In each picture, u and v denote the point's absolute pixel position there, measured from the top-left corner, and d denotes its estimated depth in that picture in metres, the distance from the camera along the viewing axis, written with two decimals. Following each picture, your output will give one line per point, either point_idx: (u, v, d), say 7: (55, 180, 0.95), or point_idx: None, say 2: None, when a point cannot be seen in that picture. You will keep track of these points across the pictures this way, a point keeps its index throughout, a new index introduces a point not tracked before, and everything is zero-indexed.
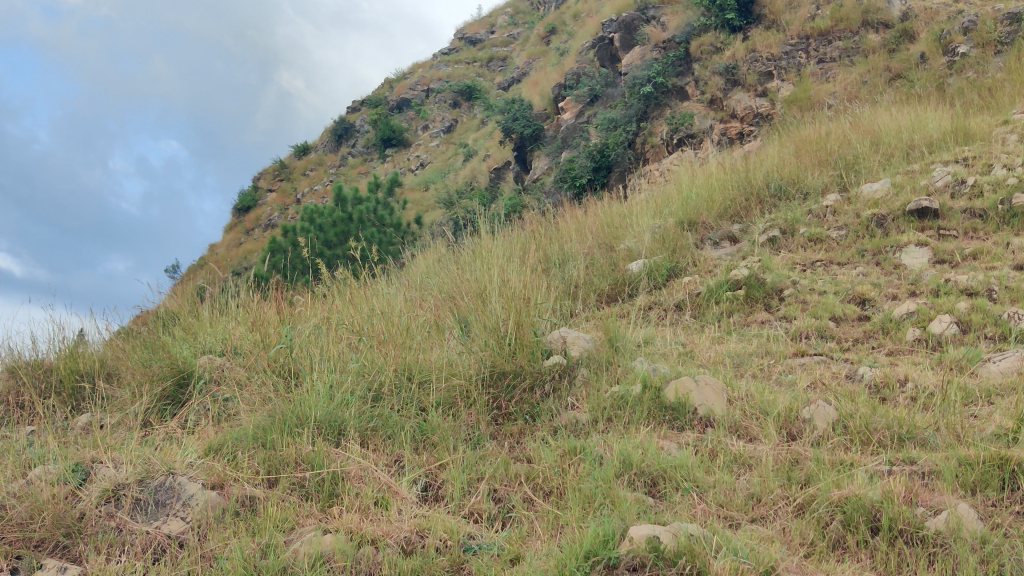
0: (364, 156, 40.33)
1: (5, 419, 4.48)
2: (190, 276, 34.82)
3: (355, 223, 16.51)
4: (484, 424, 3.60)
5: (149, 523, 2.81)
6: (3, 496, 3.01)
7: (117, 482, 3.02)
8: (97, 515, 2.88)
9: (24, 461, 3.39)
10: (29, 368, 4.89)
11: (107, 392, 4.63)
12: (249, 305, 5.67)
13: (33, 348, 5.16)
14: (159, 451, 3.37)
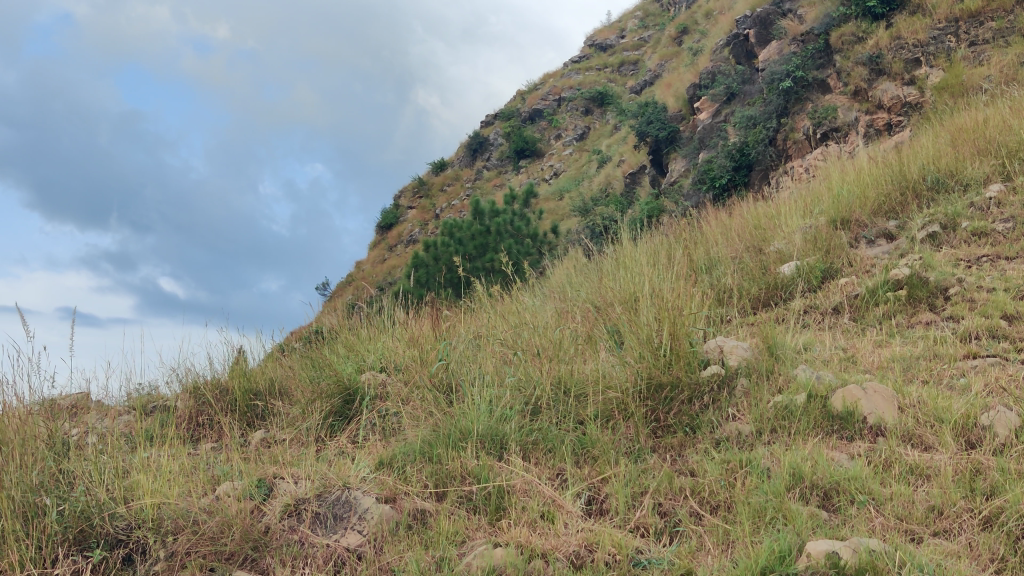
0: (500, 168, 40.80)
1: (190, 436, 4.77)
2: (337, 293, 36.10)
3: (494, 235, 16.70)
4: (643, 437, 3.57)
5: (329, 536, 2.95)
6: (196, 510, 3.21)
7: (297, 497, 3.20)
8: (281, 529, 3.05)
9: (211, 477, 3.61)
10: (208, 388, 5.20)
11: (279, 409, 4.86)
12: (403, 321, 5.83)
13: (211, 369, 5.49)
14: (333, 466, 3.52)
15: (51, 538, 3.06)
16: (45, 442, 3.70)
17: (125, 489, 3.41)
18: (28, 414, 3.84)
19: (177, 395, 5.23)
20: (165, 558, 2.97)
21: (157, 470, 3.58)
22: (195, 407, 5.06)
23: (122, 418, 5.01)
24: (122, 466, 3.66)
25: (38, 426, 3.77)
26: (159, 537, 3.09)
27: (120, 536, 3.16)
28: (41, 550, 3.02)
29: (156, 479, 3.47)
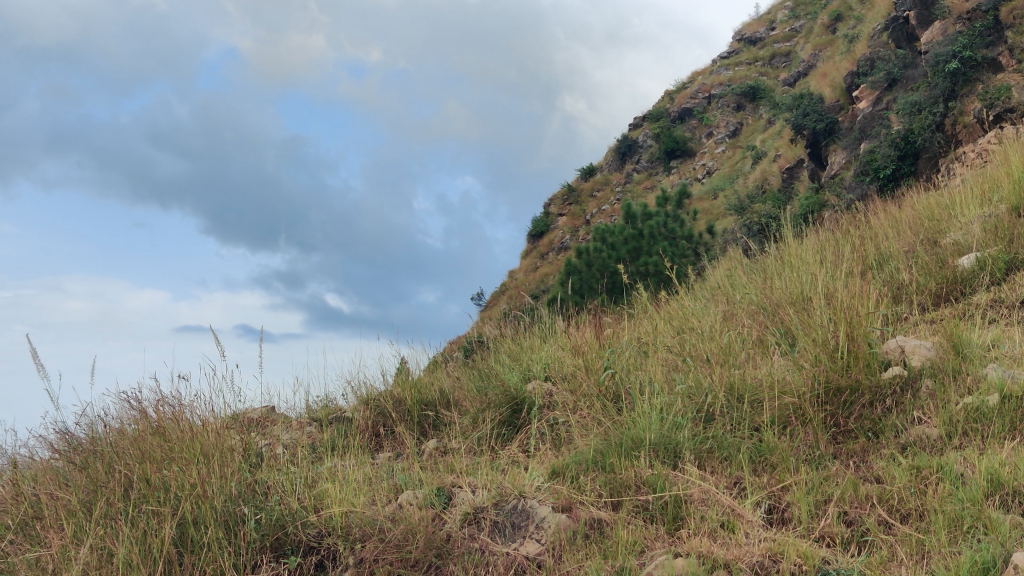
0: (650, 170, 40.41)
1: (369, 446, 4.97)
2: (493, 302, 36.75)
3: (647, 239, 16.40)
4: (823, 443, 3.46)
5: (509, 545, 3.01)
6: (380, 518, 3.35)
7: (475, 506, 3.28)
8: (462, 537, 3.14)
9: (391, 486, 3.75)
10: (383, 400, 5.40)
11: (450, 419, 4.99)
12: (566, 329, 5.87)
13: (385, 384, 5.71)
14: (508, 475, 3.58)
15: (251, 545, 3.26)
16: (240, 453, 3.94)
17: (314, 499, 3.60)
18: (224, 428, 4.11)
19: (355, 407, 5.47)
20: (354, 565, 3.10)
21: (342, 480, 3.75)
22: (370, 417, 5.27)
23: (306, 429, 5.28)
24: (310, 476, 3.85)
25: (233, 439, 4.02)
26: (348, 545, 3.24)
27: (312, 543, 3.34)
28: (242, 556, 3.22)
29: (342, 489, 3.65)
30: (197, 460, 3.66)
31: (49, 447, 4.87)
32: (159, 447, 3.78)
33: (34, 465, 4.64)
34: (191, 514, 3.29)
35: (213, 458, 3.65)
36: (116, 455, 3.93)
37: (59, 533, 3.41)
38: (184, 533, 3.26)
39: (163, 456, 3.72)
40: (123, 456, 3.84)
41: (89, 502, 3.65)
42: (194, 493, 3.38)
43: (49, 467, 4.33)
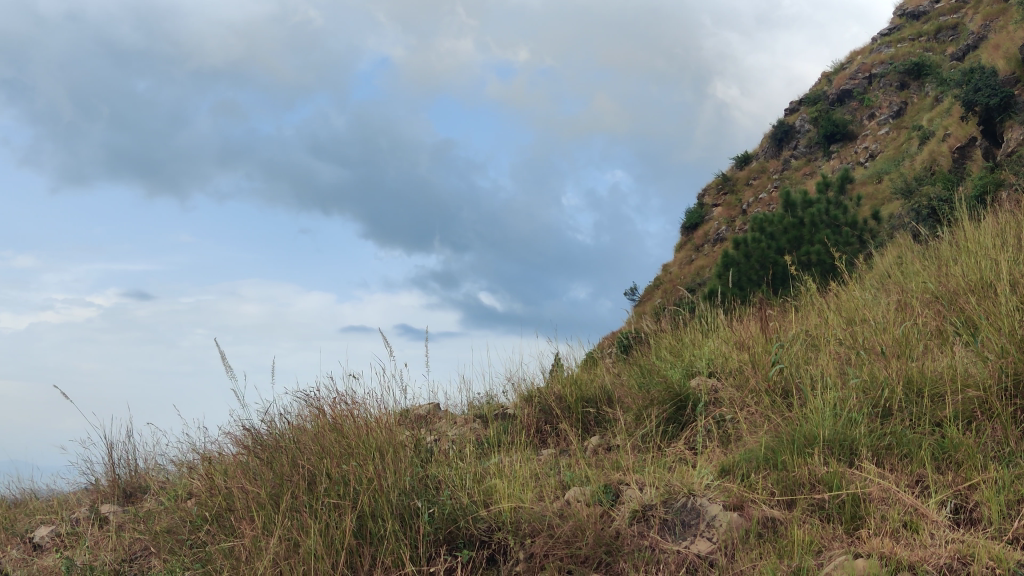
0: (808, 156, 39.03)
1: (533, 442, 5.04)
2: (647, 296, 36.45)
3: (808, 227, 16.00)
4: (1014, 439, 3.25)
5: (679, 543, 3.00)
6: (549, 514, 3.39)
7: (643, 503, 3.28)
8: (631, 534, 3.14)
9: (557, 483, 3.79)
10: (545, 398, 5.46)
11: (613, 415, 4.99)
12: (728, 323, 5.76)
13: (546, 383, 5.77)
14: (675, 472, 3.55)
15: (425, 538, 3.36)
16: (411, 449, 4.07)
17: (484, 494, 3.69)
18: (395, 424, 4.26)
19: (518, 405, 5.55)
20: (524, 560, 3.15)
21: (510, 476, 3.82)
22: (532, 414, 5.34)
23: (471, 425, 5.41)
24: (478, 472, 3.94)
25: (404, 435, 4.17)
26: (518, 540, 3.31)
27: (483, 537, 3.43)
28: (417, 549, 3.33)
29: (510, 485, 3.73)
30: (372, 455, 3.81)
31: (236, 444, 5.18)
32: (336, 443, 3.96)
33: (224, 460, 4.94)
34: (369, 507, 3.43)
35: (386, 454, 3.79)
36: (297, 451, 4.14)
37: (250, 524, 3.63)
38: (363, 525, 3.41)
39: (341, 451, 3.89)
40: (304, 452, 4.04)
41: (275, 495, 3.86)
42: (372, 487, 3.52)
43: (236, 462, 4.61)
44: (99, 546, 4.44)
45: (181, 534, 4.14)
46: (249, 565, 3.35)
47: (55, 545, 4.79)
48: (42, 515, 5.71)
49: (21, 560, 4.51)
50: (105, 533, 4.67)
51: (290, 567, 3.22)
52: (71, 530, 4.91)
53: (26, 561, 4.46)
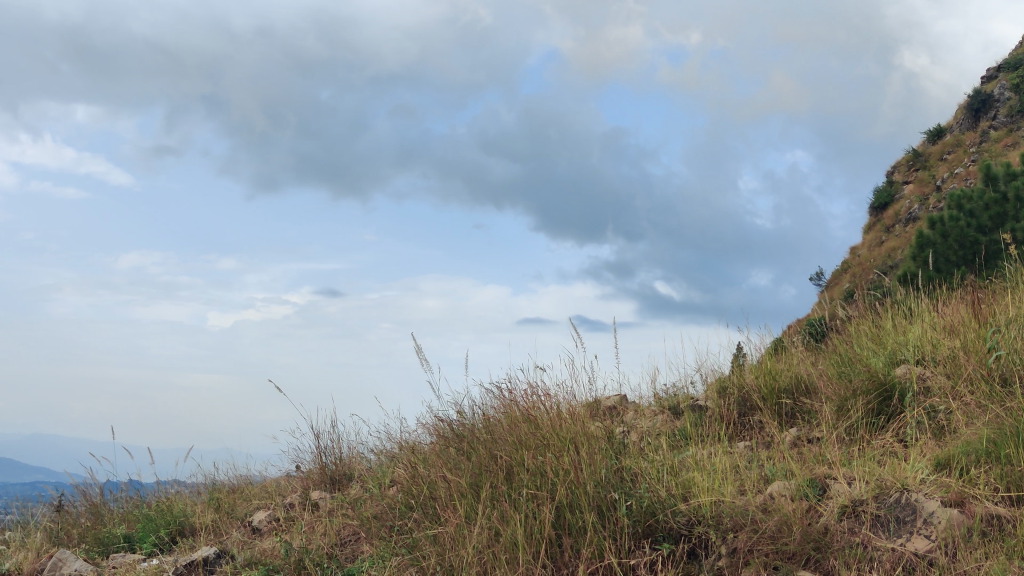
0: (1009, 125, 36.26)
1: (729, 433, 4.96)
2: (834, 282, 34.92)
3: (1013, 202, 14.89)
4: None
5: (893, 540, 2.95)
6: (753, 508, 3.42)
7: (852, 498, 3.22)
8: (841, 530, 3.10)
9: (759, 476, 3.80)
10: (739, 390, 5.36)
11: (814, 407, 4.83)
12: (934, 308, 5.46)
13: (738, 373, 5.65)
14: (886, 465, 3.47)
15: (623, 530, 3.38)
16: (604, 440, 4.08)
17: (682, 488, 3.70)
18: (588, 417, 4.28)
19: (710, 396, 5.46)
20: (727, 555, 3.09)
21: (708, 470, 3.82)
22: (727, 406, 5.24)
23: (662, 416, 5.37)
24: (676, 464, 3.94)
25: (596, 426, 4.18)
26: (720, 535, 3.32)
27: (682, 531, 3.43)
28: (617, 540, 3.35)
29: (708, 479, 3.73)
30: (567, 448, 3.86)
31: (434, 436, 5.34)
32: (532, 435, 4.03)
33: (424, 451, 5.11)
34: (566, 499, 3.47)
35: (581, 446, 3.82)
36: (494, 443, 4.23)
37: (452, 513, 3.75)
38: (560, 516, 3.45)
39: (536, 443, 3.95)
40: (500, 444, 4.12)
41: (476, 486, 3.96)
42: (569, 479, 3.55)
43: (436, 452, 4.76)
44: (312, 529, 4.69)
45: (389, 520, 4.32)
46: (454, 553, 3.46)
47: (272, 529, 5.10)
48: (258, 500, 6.09)
49: (242, 542, 4.82)
50: (316, 518, 4.93)
51: (494, 556, 3.32)
52: (285, 516, 5.22)
53: (247, 543, 4.77)
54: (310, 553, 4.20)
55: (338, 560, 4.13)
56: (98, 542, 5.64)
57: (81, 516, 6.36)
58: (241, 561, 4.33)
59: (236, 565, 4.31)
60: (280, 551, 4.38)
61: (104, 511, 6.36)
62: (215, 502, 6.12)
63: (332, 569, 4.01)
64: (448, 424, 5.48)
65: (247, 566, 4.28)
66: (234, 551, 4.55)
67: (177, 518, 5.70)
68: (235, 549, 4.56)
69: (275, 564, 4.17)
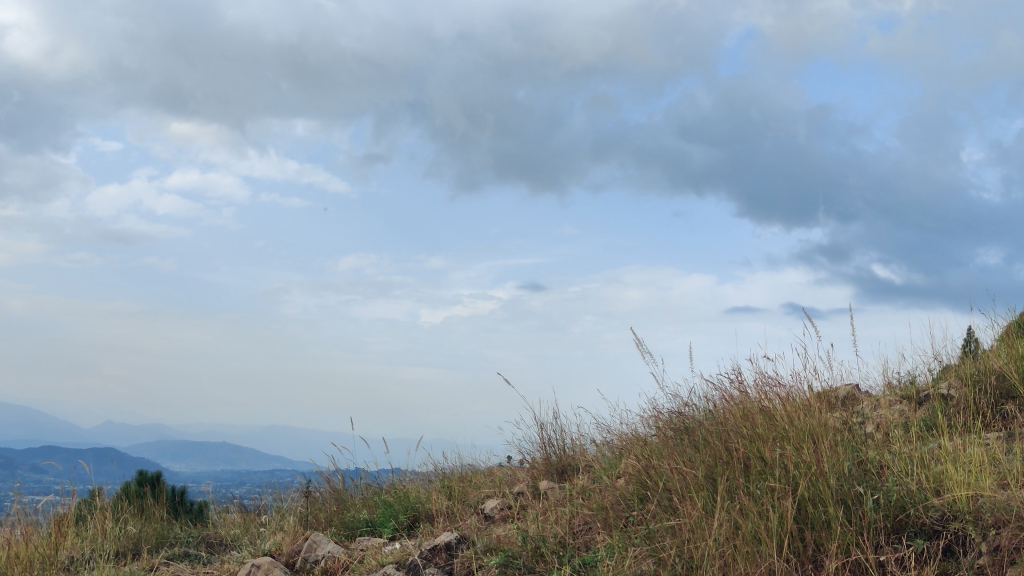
0: None
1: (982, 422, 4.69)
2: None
3: None
4: None
5: None
6: (1016, 505, 3.28)
7: None
8: None
9: (1021, 468, 3.62)
10: (987, 376, 5.05)
11: None
12: None
13: (986, 359, 5.32)
14: None
15: (872, 526, 3.33)
16: (843, 432, 4.02)
17: (933, 481, 3.59)
18: (823, 410, 4.26)
19: (954, 384, 5.18)
20: (989, 552, 3.09)
21: (962, 462, 3.67)
22: (975, 394, 4.95)
23: (901, 406, 5.14)
24: (924, 455, 3.81)
25: (832, 416, 4.16)
26: (980, 532, 3.21)
27: (937, 527, 3.35)
28: (864, 535, 3.32)
29: (961, 471, 3.60)
30: (806, 439, 3.87)
31: (660, 429, 5.35)
32: (768, 426, 4.08)
33: (650, 443, 5.14)
34: (809, 493, 3.47)
35: (821, 437, 3.81)
36: (726, 439, 4.29)
37: (690, 505, 3.79)
38: (803, 509, 3.45)
39: (771, 435, 4.02)
40: (734, 437, 4.22)
41: (711, 479, 4.03)
42: (811, 471, 3.56)
43: (666, 446, 4.79)
44: (544, 515, 4.79)
45: (623, 511, 4.38)
46: (693, 545, 3.49)
47: (505, 516, 5.28)
48: (488, 488, 6.32)
49: (478, 527, 5.02)
50: (548, 506, 5.05)
51: (736, 548, 3.33)
52: (517, 503, 5.39)
53: (483, 529, 4.95)
54: (546, 542, 4.29)
55: (573, 549, 4.20)
56: (346, 526, 6.05)
57: (327, 501, 6.83)
58: (481, 547, 4.49)
59: (477, 551, 4.46)
60: (517, 538, 4.50)
61: (346, 497, 6.80)
62: (449, 490, 6.41)
63: (570, 557, 4.08)
64: (673, 419, 5.46)
65: (487, 551, 4.43)
66: (473, 537, 4.73)
67: (414, 505, 6.01)
68: (473, 535, 4.74)
69: (514, 551, 4.29)
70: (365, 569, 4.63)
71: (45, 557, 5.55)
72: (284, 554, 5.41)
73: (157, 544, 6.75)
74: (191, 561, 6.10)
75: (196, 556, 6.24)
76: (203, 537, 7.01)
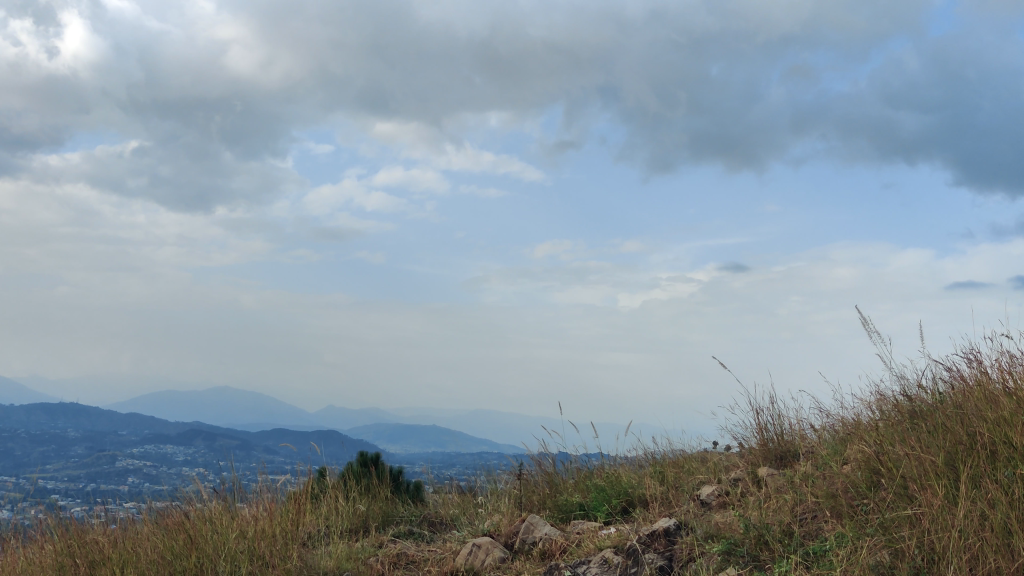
0: None
1: None
2: None
3: None
4: None
5: None
6: None
7: None
8: None
9: None
10: None
11: None
12: None
13: None
14: None
15: None
16: None
17: None
18: None
19: None
20: None
21: None
22: None
23: None
24: None
25: None
26: None
27: None
28: None
29: None
30: None
31: (889, 414, 5.11)
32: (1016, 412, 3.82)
33: (877, 427, 4.91)
34: None
35: None
36: (968, 423, 4.07)
37: (929, 494, 3.60)
38: None
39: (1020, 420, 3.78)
40: (977, 423, 3.98)
41: (952, 466, 3.82)
42: None
43: (898, 432, 4.57)
44: (764, 502, 4.67)
45: (851, 499, 4.21)
46: (935, 535, 3.31)
47: (723, 503, 5.19)
48: (702, 474, 6.25)
49: (697, 513, 4.97)
50: (768, 492, 4.93)
51: (984, 541, 3.13)
52: (735, 491, 5.29)
53: (701, 515, 4.89)
54: (770, 531, 4.17)
55: (800, 537, 4.07)
56: (560, 509, 6.17)
57: (539, 483, 6.96)
58: (701, 534, 4.43)
59: (698, 537, 4.40)
60: (738, 525, 4.41)
61: (558, 481, 6.90)
62: (662, 475, 6.39)
63: (795, 547, 3.96)
64: (903, 403, 5.20)
65: (708, 539, 4.38)
66: (692, 523, 4.67)
67: (627, 490, 6.02)
68: (692, 521, 4.68)
69: (736, 538, 4.20)
70: (584, 553, 4.68)
71: (287, 532, 6.01)
72: (503, 535, 5.57)
73: (384, 523, 7.14)
74: (415, 538, 6.41)
75: (420, 534, 6.54)
76: (425, 515, 7.34)
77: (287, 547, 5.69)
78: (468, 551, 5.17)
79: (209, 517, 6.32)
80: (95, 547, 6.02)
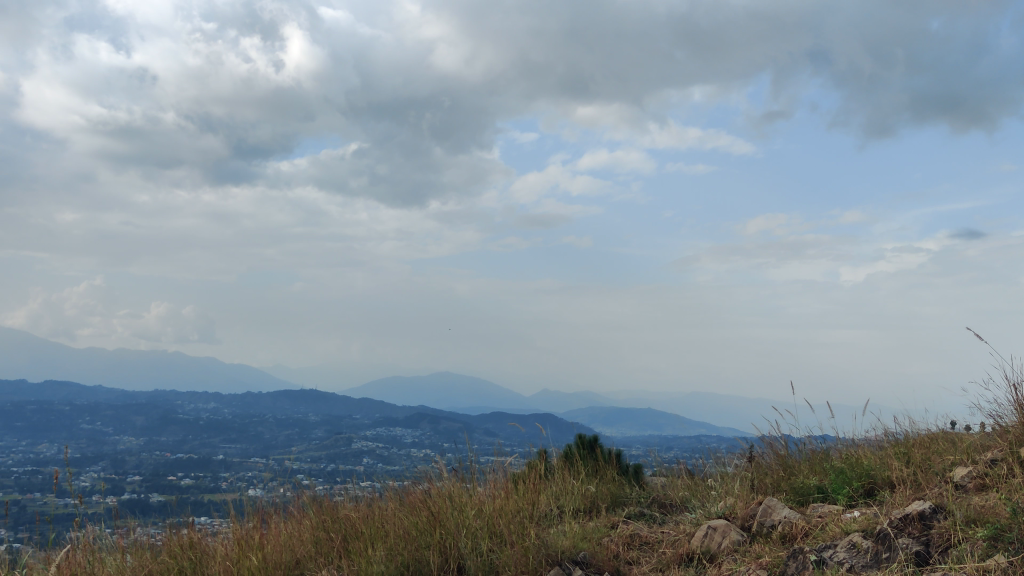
0: None
1: None
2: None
3: None
4: None
5: None
6: None
7: None
8: None
9: None
10: None
11: None
12: None
13: None
14: None
15: None
16: None
17: None
18: None
19: None
20: None
21: None
22: None
23: None
24: None
25: None
26: None
27: None
28: None
29: None
30: None
31: None
32: None
33: None
34: None
35: None
36: None
37: None
38: None
39: None
40: None
41: None
42: None
43: None
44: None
45: None
46: None
47: (981, 486, 4.85)
48: (953, 455, 5.86)
49: (953, 496, 4.67)
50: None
51: None
52: (994, 473, 4.93)
53: (959, 499, 4.59)
54: None
55: None
56: (796, 491, 5.96)
57: (772, 465, 6.79)
58: (962, 518, 4.16)
59: (958, 523, 4.14)
60: (1004, 510, 4.11)
61: (792, 463, 6.69)
62: (907, 456, 6.06)
63: None
64: None
65: (969, 524, 4.10)
66: (949, 507, 4.39)
67: (869, 472, 5.74)
68: (949, 505, 4.40)
69: (1002, 524, 3.92)
70: (829, 536, 4.51)
71: (521, 512, 6.18)
72: (739, 517, 5.46)
73: (614, 503, 7.20)
74: (648, 519, 6.42)
75: (651, 515, 6.54)
76: (654, 497, 7.33)
77: (524, 526, 5.86)
78: (704, 533, 5.11)
79: (449, 494, 6.62)
80: (347, 523, 6.47)
